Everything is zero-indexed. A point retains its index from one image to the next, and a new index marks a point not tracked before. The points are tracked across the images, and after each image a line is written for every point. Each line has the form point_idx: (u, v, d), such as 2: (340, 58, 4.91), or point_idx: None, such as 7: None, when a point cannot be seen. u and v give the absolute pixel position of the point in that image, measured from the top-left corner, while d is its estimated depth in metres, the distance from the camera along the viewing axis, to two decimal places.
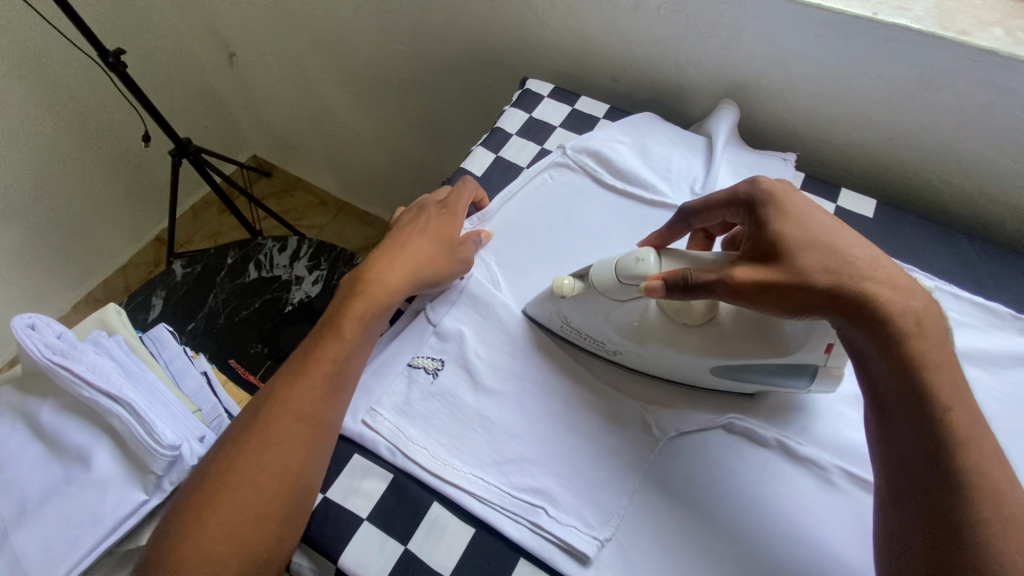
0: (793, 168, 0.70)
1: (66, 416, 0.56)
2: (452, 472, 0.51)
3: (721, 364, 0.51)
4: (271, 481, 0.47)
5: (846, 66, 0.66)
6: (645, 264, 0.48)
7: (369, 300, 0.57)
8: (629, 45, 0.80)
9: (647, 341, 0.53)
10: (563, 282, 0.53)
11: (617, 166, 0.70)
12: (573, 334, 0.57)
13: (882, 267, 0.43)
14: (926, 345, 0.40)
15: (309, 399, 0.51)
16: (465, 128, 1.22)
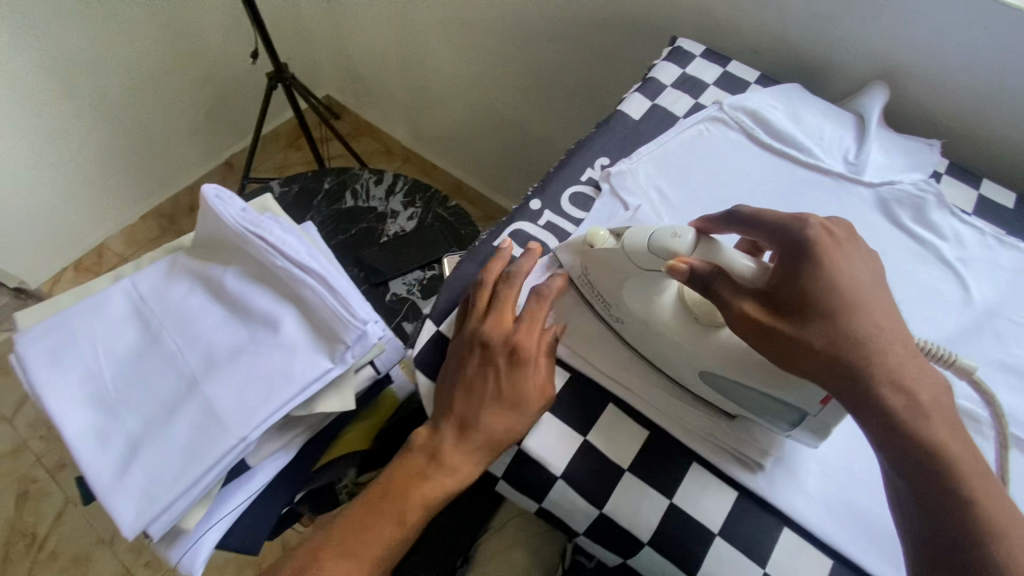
0: (938, 155, 0.73)
1: (252, 283, 0.59)
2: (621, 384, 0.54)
3: (712, 371, 0.50)
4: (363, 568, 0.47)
5: (1009, 61, 0.69)
6: (679, 245, 0.48)
7: (470, 446, 0.49)
8: (782, 19, 0.82)
9: (654, 318, 0.52)
10: (596, 233, 0.53)
11: (775, 127, 0.72)
12: (586, 290, 0.57)
13: (882, 335, 0.42)
14: (934, 414, 0.40)
15: (390, 532, 0.48)
16: (570, 88, 1.25)
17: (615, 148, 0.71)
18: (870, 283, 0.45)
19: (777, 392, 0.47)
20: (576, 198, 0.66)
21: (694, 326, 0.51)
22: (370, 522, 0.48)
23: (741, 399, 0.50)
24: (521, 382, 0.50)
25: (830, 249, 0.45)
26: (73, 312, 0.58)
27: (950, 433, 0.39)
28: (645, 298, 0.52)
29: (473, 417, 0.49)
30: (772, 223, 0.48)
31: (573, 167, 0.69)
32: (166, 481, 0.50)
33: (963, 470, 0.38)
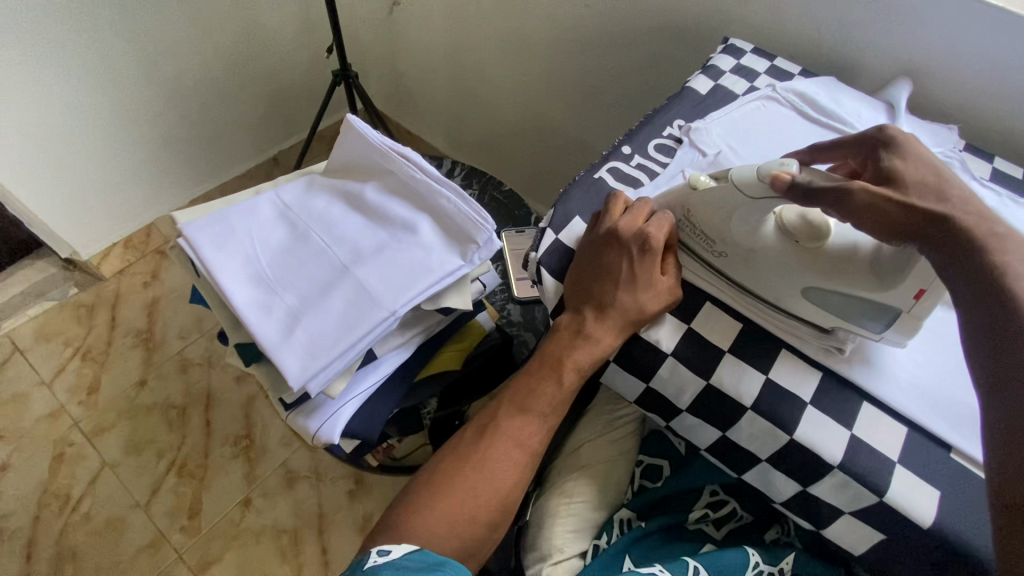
0: (955, 135, 0.86)
1: (390, 196, 0.67)
2: (721, 290, 0.63)
3: (814, 286, 0.56)
4: (531, 427, 0.59)
5: (1012, 59, 0.83)
6: (786, 166, 0.54)
7: (586, 353, 0.58)
8: (818, 27, 0.96)
9: (755, 244, 0.58)
10: (699, 178, 0.60)
11: (819, 105, 0.85)
12: (686, 229, 0.63)
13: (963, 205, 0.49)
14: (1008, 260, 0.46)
15: (527, 431, 0.59)
16: (614, 94, 1.38)
17: (687, 113, 0.83)
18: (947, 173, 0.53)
19: (877, 296, 0.53)
20: (662, 147, 0.77)
21: (795, 247, 0.56)
22: (501, 423, 0.59)
23: (836, 309, 0.56)
24: (647, 271, 0.59)
25: (908, 149, 0.54)
26: (229, 211, 0.65)
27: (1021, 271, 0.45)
28: (748, 227, 0.58)
29: (611, 298, 0.58)
30: (861, 135, 0.57)
31: (656, 125, 0.80)
32: (326, 344, 0.57)
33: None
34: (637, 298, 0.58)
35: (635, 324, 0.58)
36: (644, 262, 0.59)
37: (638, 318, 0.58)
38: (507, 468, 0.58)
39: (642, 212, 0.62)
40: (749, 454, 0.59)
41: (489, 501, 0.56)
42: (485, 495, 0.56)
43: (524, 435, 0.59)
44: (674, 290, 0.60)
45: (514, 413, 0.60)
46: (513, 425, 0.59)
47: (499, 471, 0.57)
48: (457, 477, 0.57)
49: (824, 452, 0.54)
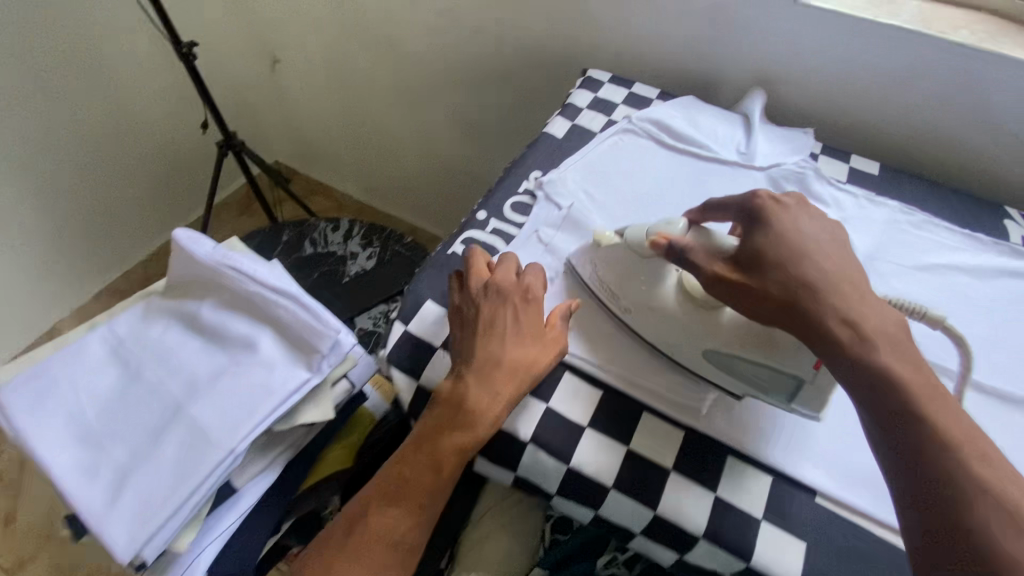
0: (813, 139, 0.87)
1: (228, 312, 0.63)
2: (638, 355, 0.62)
3: (712, 349, 0.57)
4: (404, 515, 0.54)
5: (853, 59, 0.84)
6: (671, 226, 0.58)
7: (467, 434, 0.54)
8: (672, 45, 0.97)
9: (655, 299, 0.60)
10: (604, 233, 0.63)
11: (676, 132, 0.85)
12: (596, 289, 0.64)
13: (828, 279, 0.49)
14: (878, 337, 0.46)
15: (402, 527, 0.54)
16: (505, 126, 1.37)
17: (544, 162, 0.81)
18: (825, 238, 0.53)
19: (773, 364, 0.53)
20: (517, 205, 0.75)
21: (695, 307, 0.58)
22: (373, 518, 0.54)
23: (743, 376, 0.56)
24: (522, 326, 0.57)
25: (783, 212, 0.54)
26: (52, 360, 0.61)
27: (890, 350, 0.46)
28: (651, 281, 0.60)
29: (490, 364, 0.55)
30: (733, 200, 0.58)
31: (512, 181, 0.78)
32: (158, 501, 0.53)
33: (915, 387, 0.44)
34: (516, 357, 0.56)
35: (518, 384, 0.55)
36: (517, 318, 0.58)
37: (521, 377, 0.56)
38: (376, 559, 0.53)
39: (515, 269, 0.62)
40: (624, 528, 0.56)
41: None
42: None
43: (398, 525, 0.54)
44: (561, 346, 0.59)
45: (391, 494, 0.55)
46: (387, 509, 0.55)
47: (366, 562, 0.53)
48: None
49: (688, 519, 0.53)
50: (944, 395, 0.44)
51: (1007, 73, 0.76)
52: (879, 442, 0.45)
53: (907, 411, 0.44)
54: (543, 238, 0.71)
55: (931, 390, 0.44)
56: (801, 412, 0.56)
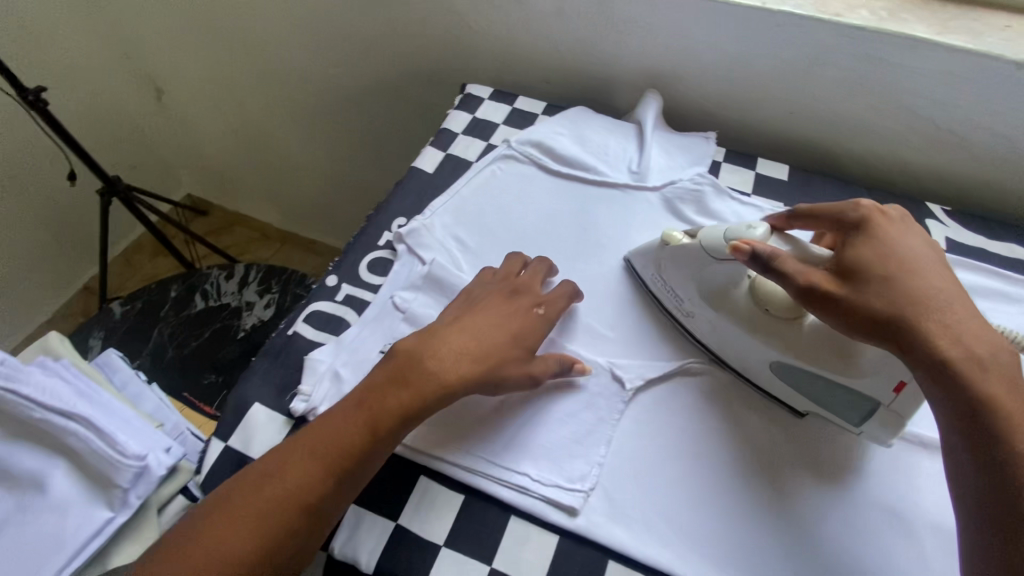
0: (715, 144, 0.78)
1: (13, 444, 0.53)
2: (666, 366, 0.58)
3: (782, 361, 0.53)
4: (317, 467, 0.46)
5: (748, 51, 0.75)
6: (752, 230, 0.52)
7: (418, 391, 0.49)
8: (557, 49, 0.87)
9: (724, 308, 0.56)
10: (673, 235, 0.58)
11: (559, 154, 0.75)
12: (662, 292, 0.61)
13: (946, 298, 0.46)
14: (986, 364, 0.42)
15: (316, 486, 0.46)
16: (411, 143, 1.26)
17: (410, 206, 0.71)
18: (930, 257, 0.50)
19: (847, 381, 0.50)
20: (374, 264, 0.65)
21: (765, 315, 0.54)
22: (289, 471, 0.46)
23: (809, 391, 0.52)
24: (508, 325, 0.55)
25: (884, 227, 0.51)
26: None
27: (997, 382, 0.42)
28: (717, 286, 0.56)
29: (480, 347, 0.52)
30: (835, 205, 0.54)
31: (370, 234, 0.68)
32: None
33: (1008, 413, 0.41)
34: (517, 356, 0.53)
35: (480, 367, 0.51)
36: (521, 316, 0.56)
37: (482, 357, 0.52)
38: (269, 512, 0.44)
39: (536, 277, 0.61)
40: None
41: (230, 544, 0.43)
42: (227, 533, 0.44)
43: (306, 474, 0.46)
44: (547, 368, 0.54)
45: (314, 436, 0.47)
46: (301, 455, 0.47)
47: (253, 514, 0.44)
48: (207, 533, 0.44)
49: None
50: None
51: (912, 56, 0.67)
52: (969, 471, 0.41)
53: (999, 440, 0.40)
54: (400, 303, 0.60)
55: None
56: (869, 434, 0.52)
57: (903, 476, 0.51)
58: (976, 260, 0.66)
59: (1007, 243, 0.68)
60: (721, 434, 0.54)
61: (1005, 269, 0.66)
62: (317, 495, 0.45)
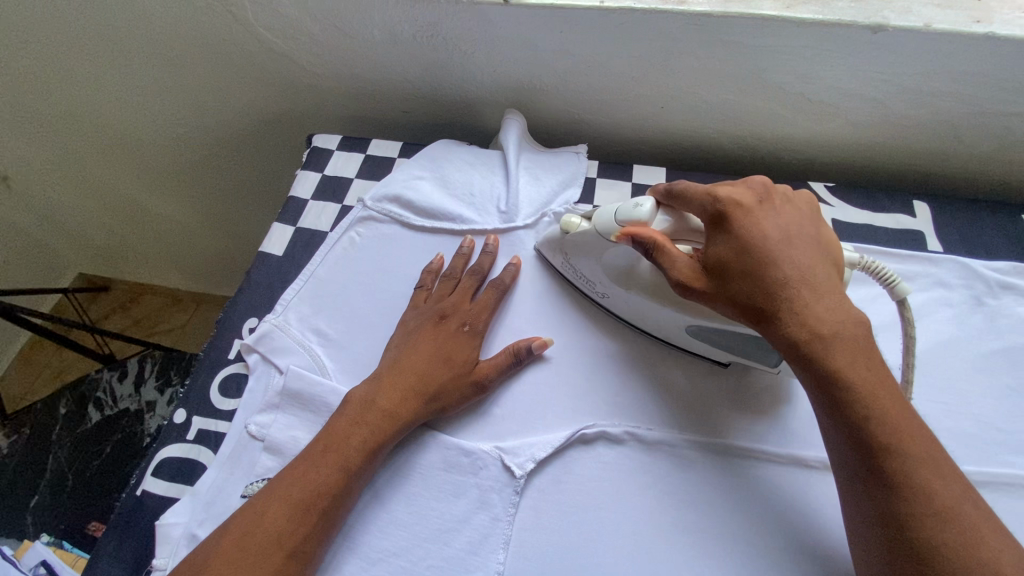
0: (586, 158, 0.74)
1: None
2: (559, 434, 0.53)
3: (698, 324, 0.52)
4: (293, 512, 0.44)
5: (600, 52, 0.68)
6: (638, 211, 0.50)
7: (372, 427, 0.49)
8: (403, 75, 0.78)
9: (632, 286, 0.54)
10: (571, 222, 0.57)
11: (419, 205, 0.67)
12: (575, 277, 0.60)
13: (802, 276, 0.43)
14: (838, 343, 0.41)
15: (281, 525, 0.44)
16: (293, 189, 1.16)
17: (262, 303, 0.63)
18: (796, 232, 0.46)
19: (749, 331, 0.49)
20: (226, 384, 0.58)
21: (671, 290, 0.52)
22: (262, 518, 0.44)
23: (725, 343, 0.52)
24: (445, 353, 0.54)
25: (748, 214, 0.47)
26: None
27: (848, 362, 0.41)
28: (621, 267, 0.54)
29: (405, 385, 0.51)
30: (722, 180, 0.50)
31: (220, 346, 0.61)
32: None
33: (860, 373, 0.41)
34: (434, 372, 0.52)
35: (424, 402, 0.51)
36: (435, 336, 0.55)
37: (424, 389, 0.51)
38: (252, 556, 0.42)
39: (467, 292, 0.59)
40: None
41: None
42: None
43: (285, 512, 0.44)
44: (492, 378, 0.54)
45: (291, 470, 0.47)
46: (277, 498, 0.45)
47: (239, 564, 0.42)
48: None
49: None
50: (897, 402, 0.40)
51: (766, 35, 0.62)
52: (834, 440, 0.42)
53: (855, 417, 0.40)
54: (257, 432, 0.53)
55: (884, 395, 0.40)
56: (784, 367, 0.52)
57: (822, 506, 0.49)
58: (863, 241, 0.64)
59: (893, 214, 0.65)
60: (626, 503, 0.50)
61: (894, 246, 0.63)
62: (299, 533, 0.44)
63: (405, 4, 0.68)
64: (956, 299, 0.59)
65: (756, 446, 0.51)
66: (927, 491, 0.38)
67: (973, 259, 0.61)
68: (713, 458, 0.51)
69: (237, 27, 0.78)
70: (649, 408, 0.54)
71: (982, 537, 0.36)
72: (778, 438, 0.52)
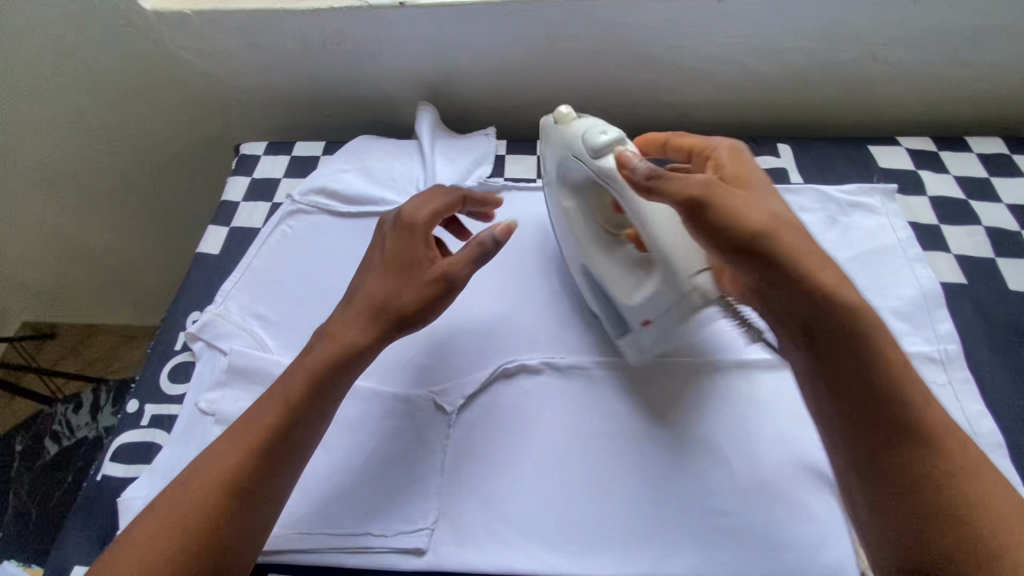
0: (495, 138, 0.81)
1: None
2: (485, 372, 0.59)
3: (586, 264, 0.59)
4: (251, 468, 0.45)
5: (492, 42, 0.76)
6: (601, 137, 0.51)
7: (343, 364, 0.49)
8: (320, 82, 0.84)
9: (573, 194, 0.57)
10: (565, 112, 0.56)
11: (344, 194, 0.73)
12: (542, 163, 0.62)
13: (788, 220, 0.47)
14: (835, 276, 0.44)
15: (240, 478, 0.44)
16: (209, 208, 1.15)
17: (203, 298, 0.68)
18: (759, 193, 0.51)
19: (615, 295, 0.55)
20: (175, 371, 0.62)
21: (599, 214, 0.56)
22: (228, 473, 0.44)
23: (596, 291, 0.59)
24: (406, 266, 0.52)
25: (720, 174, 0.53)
26: None
27: (847, 290, 0.43)
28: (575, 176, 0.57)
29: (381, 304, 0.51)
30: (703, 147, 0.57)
31: (165, 340, 0.65)
32: None
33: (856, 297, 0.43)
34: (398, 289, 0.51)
35: (382, 331, 0.51)
36: (392, 249, 0.53)
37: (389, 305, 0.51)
38: (197, 499, 0.43)
39: (425, 194, 0.57)
40: None
41: (157, 546, 0.41)
42: (150, 537, 0.42)
43: (229, 450, 0.45)
44: (458, 276, 0.52)
45: (250, 427, 0.46)
46: (226, 438, 0.46)
47: (181, 507, 0.43)
48: (169, 532, 0.42)
49: None
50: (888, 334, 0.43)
51: (630, 13, 0.71)
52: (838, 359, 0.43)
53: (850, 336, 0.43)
54: (206, 407, 0.57)
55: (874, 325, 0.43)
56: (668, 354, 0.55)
57: (713, 401, 0.56)
58: None
59: (760, 157, 0.75)
60: (547, 420, 0.56)
61: None
62: (250, 473, 0.45)
63: (311, 15, 0.74)
64: (815, 220, 0.69)
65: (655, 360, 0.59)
66: (912, 402, 0.41)
67: (827, 186, 0.71)
68: (620, 375, 0.59)
69: (157, 51, 0.83)
70: (563, 341, 0.62)
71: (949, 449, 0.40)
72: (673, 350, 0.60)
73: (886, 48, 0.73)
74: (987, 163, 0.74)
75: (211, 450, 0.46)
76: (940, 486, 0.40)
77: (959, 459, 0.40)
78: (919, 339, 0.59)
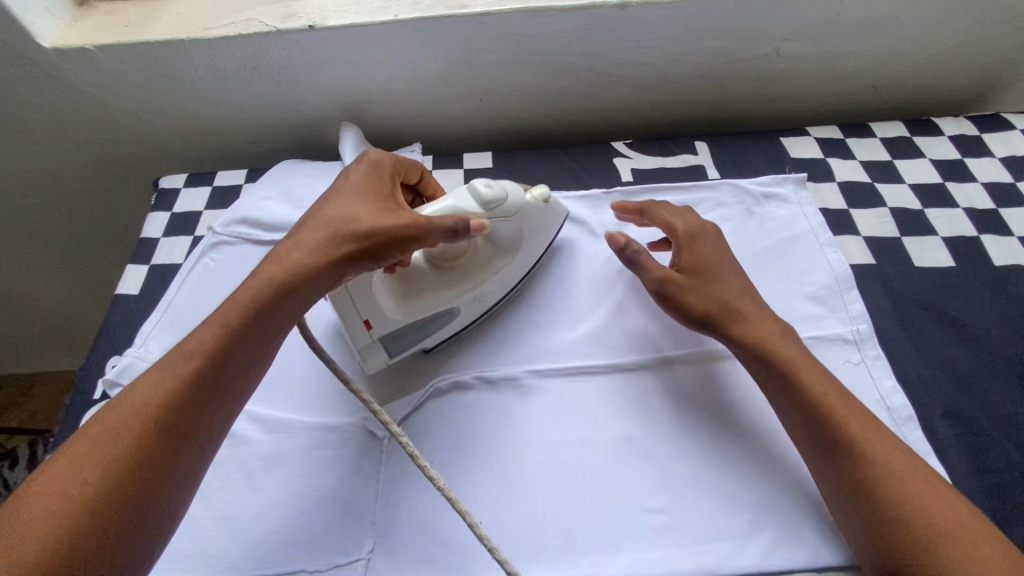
0: (422, 154, 0.81)
1: None
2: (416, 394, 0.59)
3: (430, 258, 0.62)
4: (203, 383, 0.43)
5: (408, 58, 0.76)
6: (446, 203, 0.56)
7: (308, 283, 0.50)
8: (239, 108, 0.82)
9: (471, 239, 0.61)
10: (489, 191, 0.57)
11: (268, 222, 0.72)
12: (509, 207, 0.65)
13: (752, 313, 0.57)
14: (799, 360, 0.53)
15: (192, 394, 0.43)
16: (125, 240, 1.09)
17: (124, 341, 0.66)
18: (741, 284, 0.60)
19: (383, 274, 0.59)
20: None
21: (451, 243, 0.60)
22: (183, 383, 0.43)
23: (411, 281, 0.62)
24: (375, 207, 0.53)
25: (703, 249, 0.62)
26: None
27: (808, 376, 0.52)
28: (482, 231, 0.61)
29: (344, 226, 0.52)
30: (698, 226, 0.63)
31: (84, 389, 0.62)
32: None
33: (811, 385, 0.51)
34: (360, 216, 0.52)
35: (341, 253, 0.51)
36: (363, 184, 0.56)
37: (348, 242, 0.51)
38: (148, 408, 0.41)
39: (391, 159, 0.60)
40: None
41: (69, 491, 0.36)
42: (65, 481, 0.36)
43: (162, 389, 0.42)
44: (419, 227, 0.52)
45: (204, 339, 0.45)
46: (158, 377, 0.42)
47: (99, 451, 0.38)
48: (115, 434, 0.39)
49: None
50: (870, 425, 0.49)
51: (541, 24, 0.72)
52: (789, 415, 0.52)
53: (821, 413, 0.50)
54: None
55: (840, 403, 0.50)
56: (374, 368, 0.60)
57: (640, 401, 0.58)
58: (657, 181, 0.75)
59: (679, 155, 0.77)
60: (480, 434, 0.56)
61: (681, 181, 0.75)
62: (184, 418, 0.42)
63: (220, 43, 0.73)
64: (733, 213, 0.71)
65: (583, 365, 0.60)
66: (886, 470, 0.46)
67: (742, 179, 0.74)
68: (550, 383, 0.59)
69: (62, 89, 0.79)
70: (493, 354, 0.62)
71: (927, 508, 0.44)
72: (600, 353, 0.61)
73: (788, 43, 0.77)
74: (890, 146, 0.78)
75: (163, 361, 0.44)
76: (923, 545, 0.43)
77: (941, 511, 0.44)
78: (833, 322, 0.62)
